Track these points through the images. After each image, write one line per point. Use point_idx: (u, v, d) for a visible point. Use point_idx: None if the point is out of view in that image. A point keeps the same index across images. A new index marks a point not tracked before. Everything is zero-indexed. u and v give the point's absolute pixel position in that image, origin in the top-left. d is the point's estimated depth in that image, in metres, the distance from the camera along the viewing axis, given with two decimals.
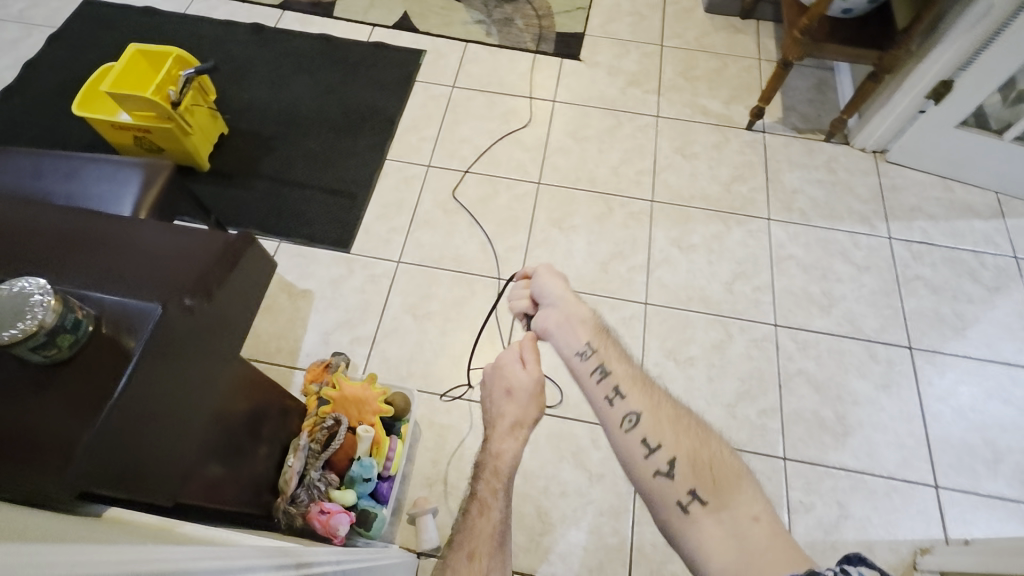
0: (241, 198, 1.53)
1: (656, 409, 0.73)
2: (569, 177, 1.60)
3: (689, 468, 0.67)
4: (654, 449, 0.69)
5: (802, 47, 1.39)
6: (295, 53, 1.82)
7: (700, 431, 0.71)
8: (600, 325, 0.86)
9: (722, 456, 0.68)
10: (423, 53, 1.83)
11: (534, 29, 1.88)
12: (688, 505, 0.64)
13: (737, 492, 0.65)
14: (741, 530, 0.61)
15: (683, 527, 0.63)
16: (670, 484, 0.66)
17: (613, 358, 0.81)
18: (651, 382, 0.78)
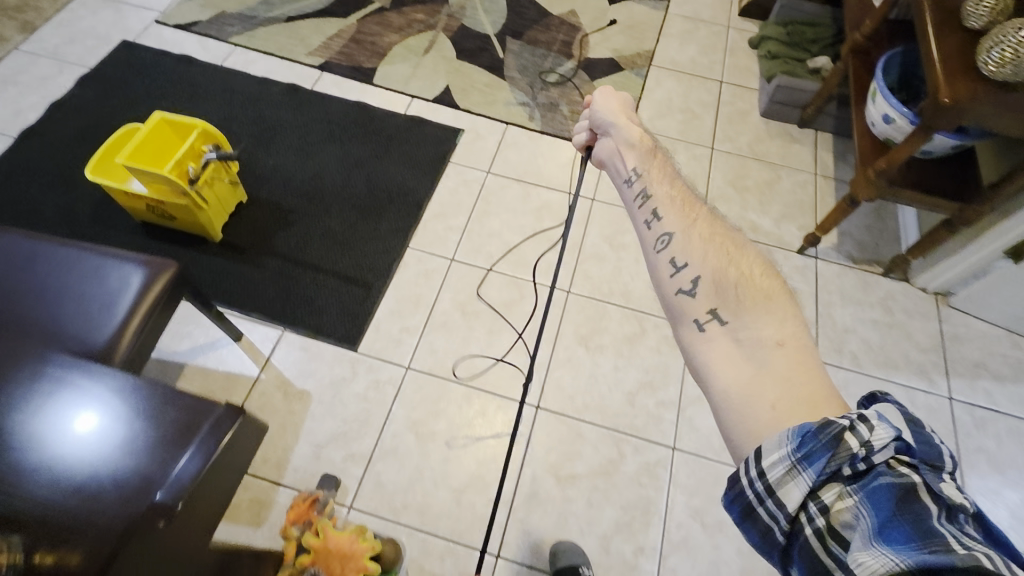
0: (249, 276, 1.44)
1: (690, 230, 0.70)
2: (602, 288, 1.49)
3: (712, 286, 0.63)
4: (679, 268, 0.67)
5: (875, 187, 1.29)
6: (329, 120, 1.75)
7: (738, 251, 0.66)
8: (651, 153, 0.86)
9: (753, 274, 0.63)
10: (460, 132, 1.75)
11: (579, 117, 1.80)
12: (705, 323, 0.62)
13: (766, 313, 0.60)
14: (759, 351, 0.57)
15: (697, 343, 0.61)
16: (691, 302, 0.64)
17: (656, 186, 0.79)
18: (695, 208, 0.74)
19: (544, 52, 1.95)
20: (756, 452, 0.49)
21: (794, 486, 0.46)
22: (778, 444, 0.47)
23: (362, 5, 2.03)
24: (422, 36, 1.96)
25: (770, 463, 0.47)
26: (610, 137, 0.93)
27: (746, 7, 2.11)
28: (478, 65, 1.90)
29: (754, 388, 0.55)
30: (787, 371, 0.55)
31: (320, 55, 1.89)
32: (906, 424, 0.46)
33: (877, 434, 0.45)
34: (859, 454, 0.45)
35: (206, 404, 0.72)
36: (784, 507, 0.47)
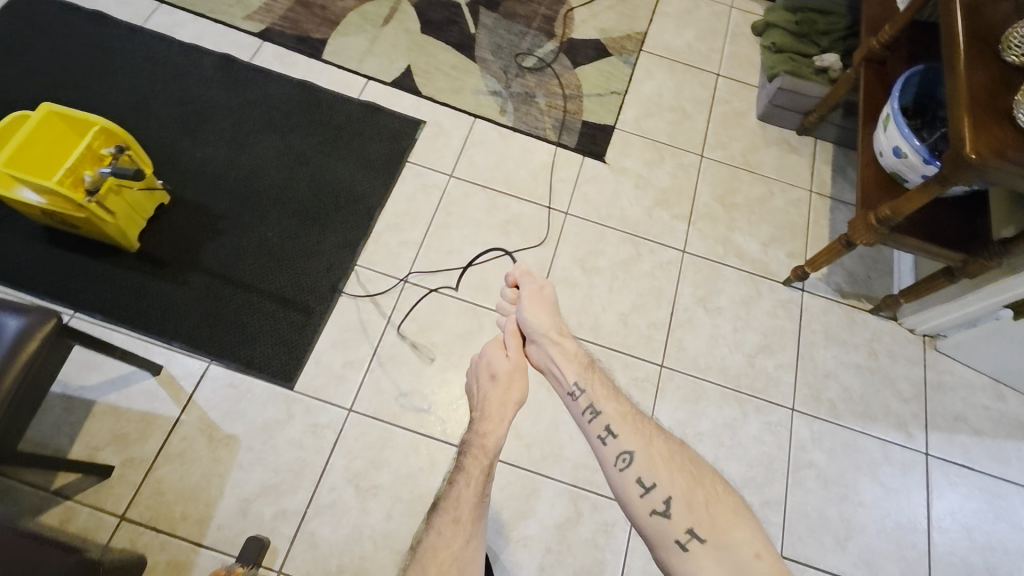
0: (170, 295, 1.26)
1: (651, 448, 0.78)
2: (570, 320, 1.36)
3: (684, 505, 0.71)
4: (649, 489, 0.74)
5: (876, 235, 1.14)
6: (268, 103, 1.52)
7: (697, 469, 0.76)
8: (589, 362, 0.91)
9: (716, 491, 0.73)
10: (421, 123, 1.55)
11: (557, 113, 1.61)
12: (686, 543, 0.69)
13: (733, 531, 0.69)
14: (743, 563, 0.66)
15: (686, 565, 0.68)
16: (668, 523, 0.71)
17: (603, 400, 0.85)
18: (646, 422, 0.82)
19: (522, 29, 1.73)
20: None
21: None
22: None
23: None
24: (382, 2, 1.71)
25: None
26: (540, 341, 0.93)
27: None
28: (446, 42, 1.67)
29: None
30: None
31: (260, 20, 1.63)
32: None
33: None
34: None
35: (56, 553, 0.73)
36: None
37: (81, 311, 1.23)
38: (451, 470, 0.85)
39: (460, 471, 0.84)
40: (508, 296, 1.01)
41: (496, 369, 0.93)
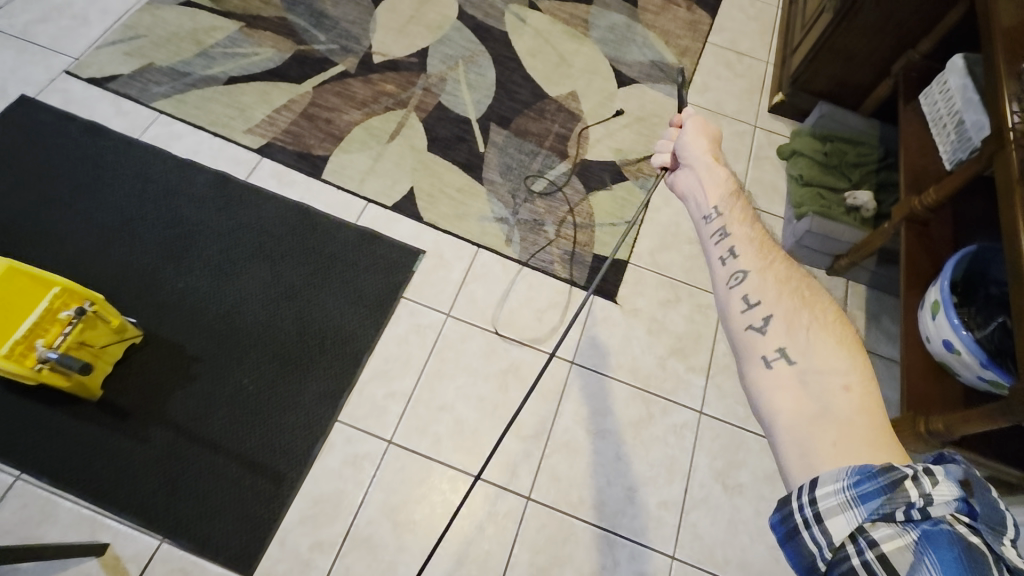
0: (128, 455, 1.15)
1: (767, 271, 0.67)
2: (569, 496, 1.22)
3: (786, 326, 0.62)
4: (751, 304, 0.64)
5: (924, 443, 1.00)
6: (259, 227, 1.44)
7: (814, 298, 0.64)
8: (738, 194, 0.78)
9: (827, 320, 0.62)
10: (420, 255, 1.45)
11: (567, 243, 1.50)
12: (773, 360, 0.60)
13: (830, 358, 0.59)
14: (827, 394, 0.56)
15: (763, 379, 0.60)
16: (761, 338, 0.62)
17: (739, 225, 0.73)
18: (772, 248, 0.71)
19: (534, 148, 1.65)
20: (810, 481, 0.52)
21: (844, 517, 0.49)
22: (834, 478, 0.50)
23: (322, 68, 1.70)
24: (389, 116, 1.65)
25: (823, 493, 0.51)
26: (691, 167, 0.83)
27: (777, 105, 1.81)
28: (453, 161, 1.59)
29: (813, 428, 0.55)
30: (847, 420, 0.54)
31: (260, 134, 1.57)
32: (973, 490, 0.48)
33: (940, 490, 0.48)
34: (916, 503, 0.48)
35: None
36: (829, 536, 0.50)
37: (27, 473, 1.12)
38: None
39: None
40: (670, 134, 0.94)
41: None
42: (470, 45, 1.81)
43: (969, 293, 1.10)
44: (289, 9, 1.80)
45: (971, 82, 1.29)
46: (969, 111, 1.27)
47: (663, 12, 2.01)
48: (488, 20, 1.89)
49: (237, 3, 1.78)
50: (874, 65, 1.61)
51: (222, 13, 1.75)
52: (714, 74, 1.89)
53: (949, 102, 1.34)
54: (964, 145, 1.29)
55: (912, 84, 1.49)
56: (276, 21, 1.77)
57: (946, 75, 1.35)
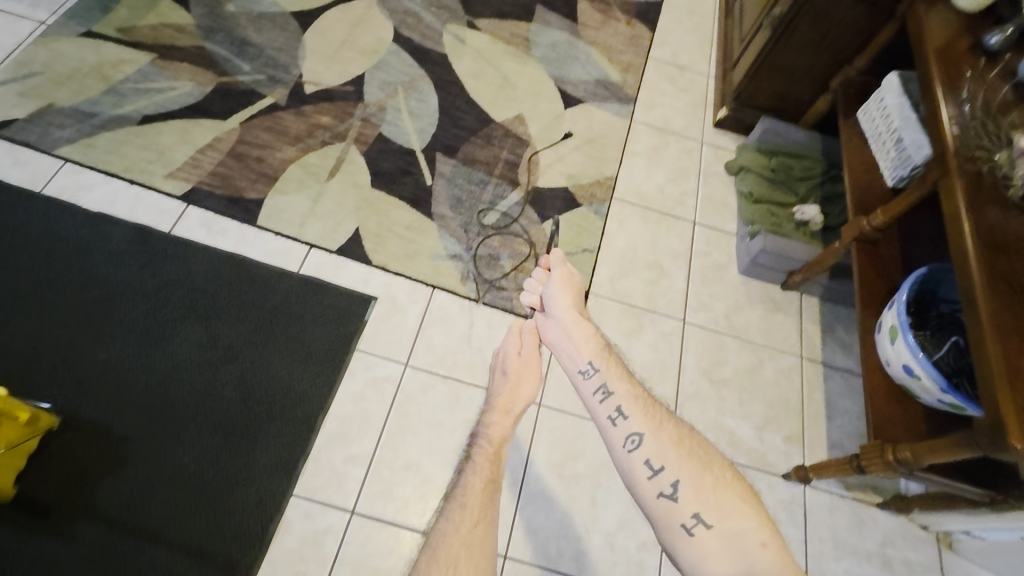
0: (54, 560, 1.02)
1: (659, 431, 0.80)
2: (548, 549, 1.17)
3: (692, 491, 0.73)
4: (656, 472, 0.75)
5: (894, 471, 1.02)
6: (189, 281, 1.31)
7: (707, 457, 0.77)
8: (605, 345, 0.95)
9: (725, 479, 0.75)
10: (372, 300, 1.36)
11: (525, 277, 1.46)
12: (692, 528, 0.70)
13: (737, 518, 0.70)
14: (749, 554, 0.66)
15: (690, 549, 0.69)
16: (675, 505, 0.72)
17: (615, 380, 0.88)
18: (657, 407, 0.85)
19: (483, 177, 1.59)
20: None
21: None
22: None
23: (249, 101, 1.58)
24: (327, 151, 1.54)
25: None
26: (557, 321, 0.98)
27: (721, 120, 1.82)
28: (399, 196, 1.51)
29: None
30: None
31: (184, 178, 1.43)
32: None
33: None
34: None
35: None
36: None
37: None
38: (464, 454, 0.96)
39: (470, 467, 0.92)
40: (538, 274, 1.05)
41: (507, 366, 1.03)
42: (409, 69, 1.73)
43: (921, 313, 1.13)
44: (207, 37, 1.66)
45: (907, 100, 1.33)
46: (907, 128, 1.31)
47: (602, 28, 1.99)
48: (426, 42, 1.81)
49: (148, 32, 1.63)
50: (812, 80, 1.64)
51: (131, 44, 1.60)
52: (658, 90, 1.88)
53: (886, 119, 1.37)
54: (904, 162, 1.33)
55: (850, 99, 1.52)
56: (194, 51, 1.63)
57: (882, 93, 1.39)
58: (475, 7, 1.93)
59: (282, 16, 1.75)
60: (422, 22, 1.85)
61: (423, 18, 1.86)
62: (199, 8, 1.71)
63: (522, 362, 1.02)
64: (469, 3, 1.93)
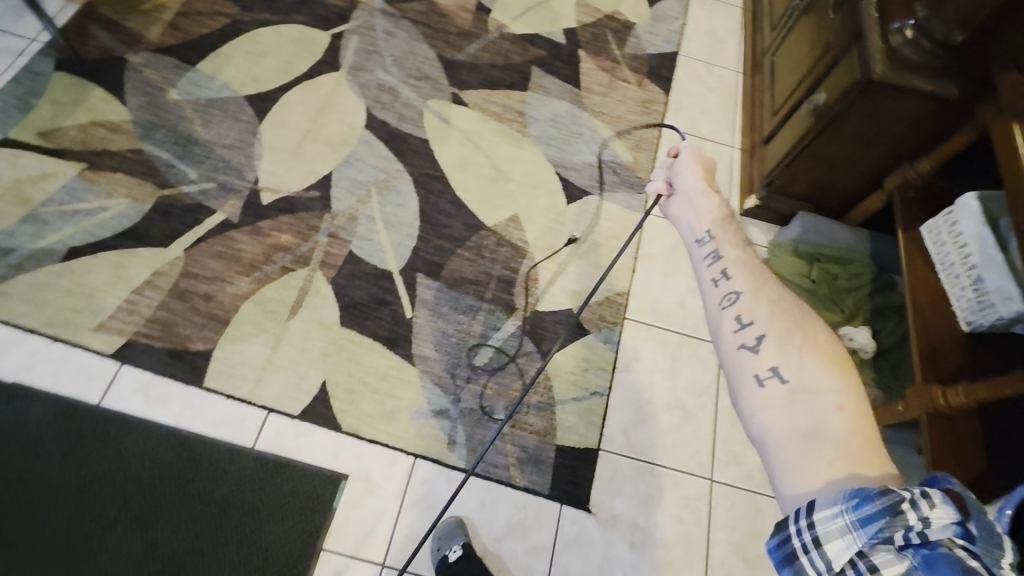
0: None
1: (762, 291, 0.65)
2: None
3: (777, 344, 0.59)
4: (744, 325, 0.62)
5: None
6: (123, 472, 1.10)
7: (808, 318, 0.62)
8: (728, 215, 0.77)
9: (823, 340, 0.59)
10: (341, 480, 1.15)
11: (522, 433, 1.24)
12: (764, 379, 0.57)
13: (824, 376, 0.56)
14: (819, 416, 0.53)
15: (753, 399, 0.57)
16: (753, 357, 0.59)
17: (730, 246, 0.71)
18: (765, 269, 0.68)
19: (472, 302, 1.35)
20: (808, 503, 0.48)
21: (843, 542, 0.46)
22: (833, 501, 0.47)
23: (195, 219, 1.34)
24: (288, 280, 1.31)
25: (820, 517, 0.47)
26: (682, 193, 0.82)
27: (750, 209, 1.56)
28: (374, 337, 1.28)
29: (805, 448, 0.52)
30: (844, 443, 0.51)
31: (118, 328, 1.21)
32: (970, 510, 0.45)
33: (936, 513, 0.45)
34: (915, 527, 0.45)
35: None
36: (829, 560, 0.47)
37: None
38: None
39: None
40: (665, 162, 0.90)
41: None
42: (384, 164, 1.49)
43: None
44: (146, 136, 1.42)
45: (989, 231, 1.08)
46: (988, 270, 1.06)
47: (610, 93, 1.72)
48: (404, 124, 1.55)
49: (75, 135, 1.39)
50: (862, 176, 1.38)
51: (55, 153, 1.36)
52: None
53: (961, 249, 1.13)
54: (983, 309, 1.08)
55: (909, 205, 1.26)
56: (130, 156, 1.38)
57: (955, 214, 1.14)
58: (462, 75, 1.67)
59: (235, 103, 1.50)
60: (400, 99, 1.59)
61: (401, 93, 1.60)
62: (137, 98, 1.46)
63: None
64: (454, 70, 1.67)
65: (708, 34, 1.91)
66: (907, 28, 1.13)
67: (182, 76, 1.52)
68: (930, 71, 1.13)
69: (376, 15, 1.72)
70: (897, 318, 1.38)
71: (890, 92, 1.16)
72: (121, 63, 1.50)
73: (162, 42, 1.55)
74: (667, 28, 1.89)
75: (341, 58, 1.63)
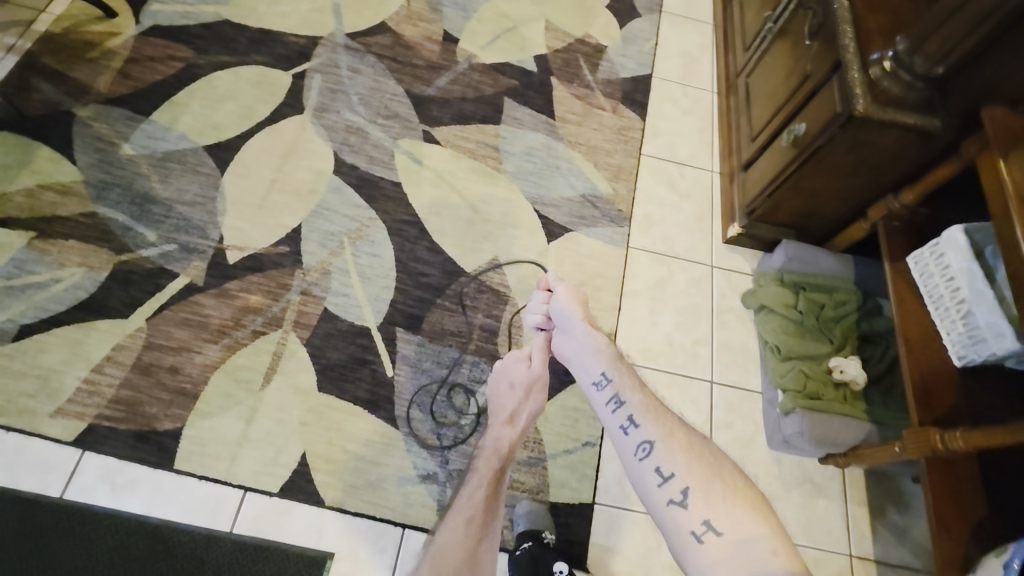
0: None
1: (669, 437, 0.76)
2: None
3: (702, 497, 0.68)
4: (666, 479, 0.71)
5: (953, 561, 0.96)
6: (90, 571, 1.03)
7: (720, 467, 0.72)
8: (617, 357, 0.91)
9: (736, 485, 0.70)
10: (327, 559, 1.09)
11: (514, 492, 1.20)
12: (701, 534, 0.66)
13: (749, 520, 0.66)
14: (756, 558, 0.62)
15: (698, 555, 0.64)
16: (684, 512, 0.68)
17: (628, 390, 0.84)
18: (665, 413, 0.81)
19: (456, 355, 1.30)
20: None
21: None
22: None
23: (157, 285, 1.27)
24: (260, 344, 1.24)
25: None
26: (568, 330, 0.96)
27: (733, 238, 1.54)
28: (354, 400, 1.23)
29: None
30: None
31: (77, 412, 1.13)
32: None
33: None
34: None
35: None
36: None
37: None
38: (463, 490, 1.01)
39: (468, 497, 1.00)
40: (541, 294, 1.05)
41: (515, 379, 1.06)
42: (356, 211, 1.42)
43: None
44: (100, 197, 1.34)
45: (978, 267, 1.06)
46: (979, 306, 1.04)
47: (585, 121, 1.68)
48: (374, 167, 1.49)
49: (22, 202, 1.30)
50: (844, 205, 1.36)
51: (0, 222, 1.27)
52: (656, 199, 1.59)
53: (950, 283, 1.11)
54: (974, 343, 1.07)
55: (893, 235, 1.25)
56: (82, 220, 1.30)
57: (942, 247, 1.12)
58: (432, 111, 1.61)
59: (194, 154, 1.43)
60: (368, 140, 1.53)
61: (369, 134, 1.54)
62: (88, 156, 1.38)
63: (516, 358, 1.07)
64: (424, 106, 1.61)
65: (680, 54, 1.88)
66: (885, 61, 1.09)
67: (136, 128, 1.44)
68: (913, 106, 1.10)
69: (339, 50, 1.65)
70: (886, 345, 1.35)
71: (872, 128, 1.14)
72: (68, 118, 1.42)
73: (111, 92, 1.47)
74: (639, 49, 1.86)
75: (304, 99, 1.56)
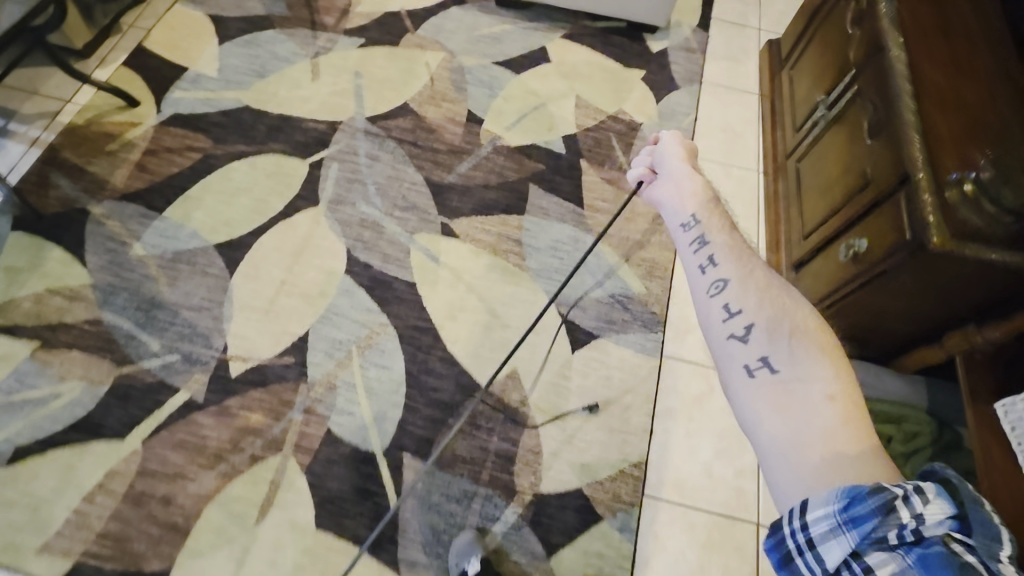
0: None
1: (749, 275, 0.63)
2: None
3: (767, 335, 0.57)
4: (732, 313, 0.60)
5: None
6: None
7: (798, 306, 0.60)
8: (715, 198, 0.74)
9: (811, 325, 0.58)
10: None
11: None
12: (755, 370, 0.55)
13: (816, 364, 0.55)
14: (812, 405, 0.52)
15: (745, 394, 0.55)
16: (743, 347, 0.57)
17: (716, 229, 0.69)
18: (751, 252, 0.66)
19: (467, 485, 1.19)
20: (802, 504, 0.48)
21: (836, 543, 0.46)
22: (824, 501, 0.46)
23: (156, 401, 1.21)
24: (257, 472, 1.16)
25: (814, 517, 0.46)
26: (668, 175, 0.80)
27: None
28: (354, 539, 1.12)
29: (796, 444, 0.51)
30: (839, 436, 0.50)
31: (64, 547, 1.07)
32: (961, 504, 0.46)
33: (929, 509, 0.45)
34: (908, 524, 0.45)
35: None
36: (823, 561, 0.47)
37: None
38: None
39: None
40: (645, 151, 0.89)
41: None
42: (366, 317, 1.34)
43: None
44: (106, 302, 1.30)
45: None
46: None
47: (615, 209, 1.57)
48: (388, 266, 1.41)
49: (29, 308, 1.27)
50: (914, 326, 1.17)
51: (6, 331, 1.24)
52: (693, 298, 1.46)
53: None
54: None
55: (977, 370, 1.09)
56: (87, 328, 1.26)
57: None
58: (452, 201, 1.52)
59: (204, 253, 1.38)
60: (384, 235, 1.45)
61: (385, 228, 1.46)
62: (98, 257, 1.34)
63: None
64: (443, 195, 1.53)
65: (722, 129, 1.75)
66: (965, 183, 0.97)
67: (149, 226, 1.40)
68: (999, 241, 0.95)
69: (358, 136, 1.59)
70: None
71: (946, 262, 0.98)
72: (83, 216, 1.39)
73: (127, 186, 1.44)
74: (677, 125, 1.74)
75: (320, 190, 1.50)
